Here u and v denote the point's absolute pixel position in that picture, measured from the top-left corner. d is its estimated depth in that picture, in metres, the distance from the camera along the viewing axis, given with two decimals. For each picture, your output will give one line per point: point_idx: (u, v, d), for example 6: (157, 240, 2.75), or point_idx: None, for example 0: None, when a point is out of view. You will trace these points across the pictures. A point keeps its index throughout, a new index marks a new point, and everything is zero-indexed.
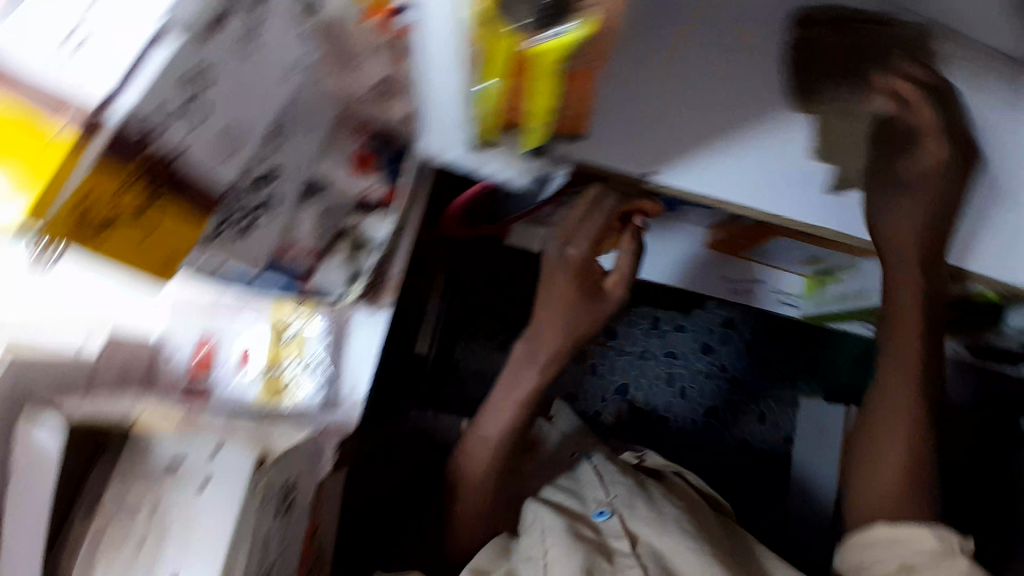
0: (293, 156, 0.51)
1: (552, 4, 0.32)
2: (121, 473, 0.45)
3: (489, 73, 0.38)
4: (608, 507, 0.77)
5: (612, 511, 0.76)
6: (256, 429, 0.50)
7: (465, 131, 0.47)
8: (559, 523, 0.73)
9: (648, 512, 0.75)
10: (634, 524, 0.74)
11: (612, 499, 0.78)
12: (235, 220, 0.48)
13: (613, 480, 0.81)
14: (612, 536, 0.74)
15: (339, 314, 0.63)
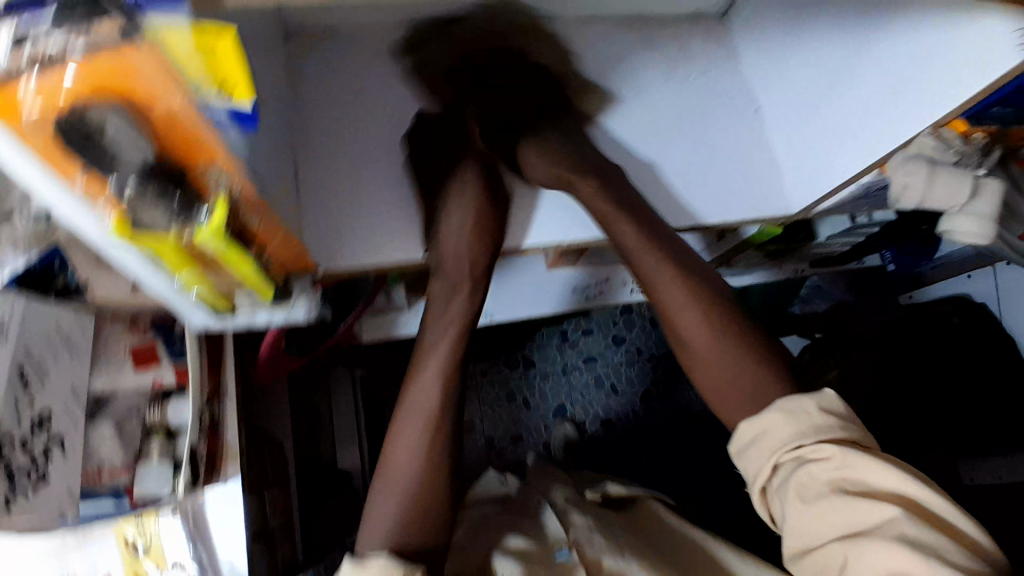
0: (59, 389, 0.53)
1: (180, 196, 0.35)
2: None
3: (172, 269, 0.40)
4: (569, 544, 0.68)
5: (572, 546, 0.67)
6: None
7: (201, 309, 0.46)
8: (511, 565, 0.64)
9: (604, 544, 0.68)
10: (594, 554, 0.66)
11: (574, 536, 0.69)
12: (24, 476, 0.48)
13: (570, 523, 0.72)
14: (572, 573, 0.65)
15: (188, 508, 0.59)
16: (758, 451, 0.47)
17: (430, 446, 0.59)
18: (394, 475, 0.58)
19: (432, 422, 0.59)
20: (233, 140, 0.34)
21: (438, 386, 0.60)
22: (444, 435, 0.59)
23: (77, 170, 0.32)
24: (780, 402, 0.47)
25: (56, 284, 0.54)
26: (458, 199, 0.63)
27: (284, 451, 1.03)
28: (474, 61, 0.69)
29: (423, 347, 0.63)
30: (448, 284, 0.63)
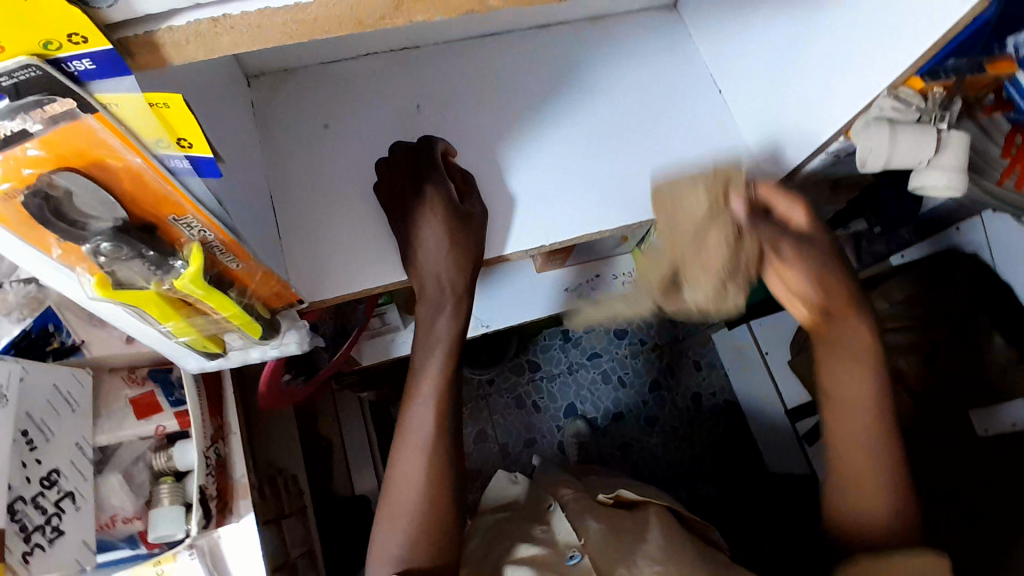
0: (64, 448, 0.53)
1: (155, 250, 0.36)
2: None
3: (158, 319, 0.41)
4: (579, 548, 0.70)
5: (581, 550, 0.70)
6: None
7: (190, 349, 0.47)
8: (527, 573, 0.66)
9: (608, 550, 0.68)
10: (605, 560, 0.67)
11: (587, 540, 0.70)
12: (38, 532, 0.49)
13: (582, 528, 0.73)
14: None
15: (204, 544, 0.59)
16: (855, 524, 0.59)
17: (428, 470, 0.63)
18: (398, 500, 0.63)
19: (431, 445, 0.64)
20: (196, 191, 0.35)
21: (433, 410, 0.64)
22: (446, 458, 0.64)
23: (52, 238, 0.33)
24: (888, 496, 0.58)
25: (53, 346, 0.56)
26: (429, 226, 0.62)
27: (298, 484, 1.02)
28: (434, 80, 0.70)
29: (414, 371, 0.66)
30: (434, 310, 0.65)
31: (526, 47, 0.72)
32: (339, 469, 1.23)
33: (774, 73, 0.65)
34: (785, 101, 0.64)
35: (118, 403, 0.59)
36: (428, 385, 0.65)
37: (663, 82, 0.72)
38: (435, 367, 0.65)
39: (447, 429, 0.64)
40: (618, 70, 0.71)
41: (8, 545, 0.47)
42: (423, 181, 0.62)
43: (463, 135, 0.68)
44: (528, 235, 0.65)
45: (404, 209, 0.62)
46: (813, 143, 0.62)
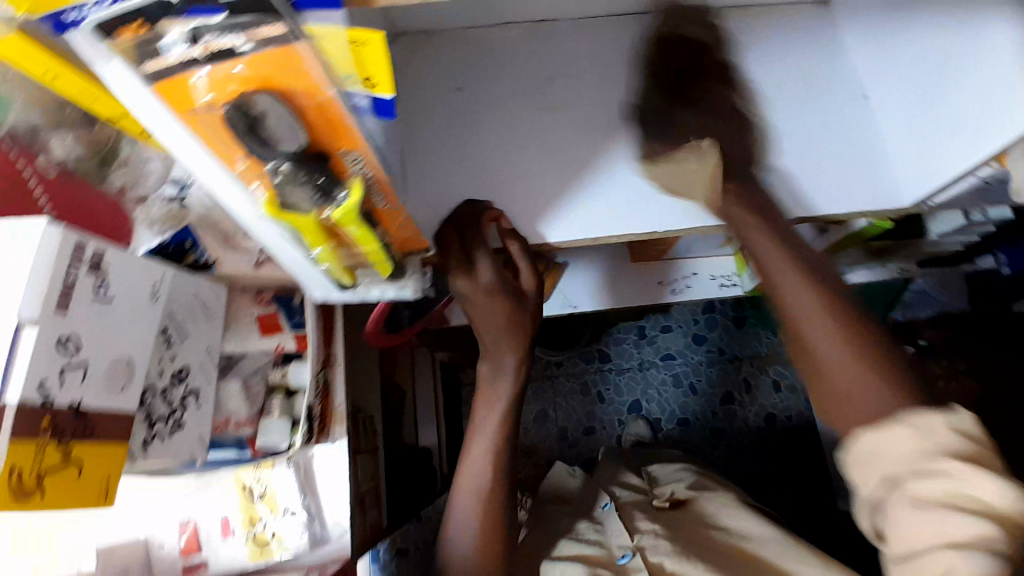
0: (195, 348, 0.58)
1: (325, 179, 0.39)
2: None
3: (310, 243, 0.45)
4: (633, 548, 0.70)
5: (636, 550, 0.70)
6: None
7: (322, 276, 0.51)
8: (578, 567, 0.67)
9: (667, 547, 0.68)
10: (659, 558, 0.67)
11: (639, 540, 0.71)
12: (161, 423, 0.53)
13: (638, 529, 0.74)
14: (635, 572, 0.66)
15: (301, 459, 0.64)
16: (871, 467, 0.46)
17: (484, 505, 0.67)
18: (456, 529, 0.68)
19: (485, 486, 0.67)
20: (368, 128, 0.38)
21: (491, 443, 0.68)
22: (499, 494, 0.68)
23: (242, 152, 0.37)
24: (910, 419, 0.45)
25: (188, 260, 0.61)
26: (489, 306, 0.63)
27: (374, 426, 1.08)
28: (566, 56, 0.71)
29: (482, 399, 0.69)
30: (491, 367, 0.68)
31: (663, 33, 0.71)
32: (408, 422, 1.28)
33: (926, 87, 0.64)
34: (932, 115, 0.64)
35: (245, 319, 0.64)
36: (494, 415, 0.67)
37: (806, 72, 0.72)
38: (500, 398, 0.68)
39: (500, 480, 0.68)
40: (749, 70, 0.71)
41: (133, 431, 0.50)
42: (477, 259, 0.62)
43: (590, 114, 0.69)
44: (640, 220, 0.65)
45: (461, 281, 0.63)
46: (948, 173, 0.62)
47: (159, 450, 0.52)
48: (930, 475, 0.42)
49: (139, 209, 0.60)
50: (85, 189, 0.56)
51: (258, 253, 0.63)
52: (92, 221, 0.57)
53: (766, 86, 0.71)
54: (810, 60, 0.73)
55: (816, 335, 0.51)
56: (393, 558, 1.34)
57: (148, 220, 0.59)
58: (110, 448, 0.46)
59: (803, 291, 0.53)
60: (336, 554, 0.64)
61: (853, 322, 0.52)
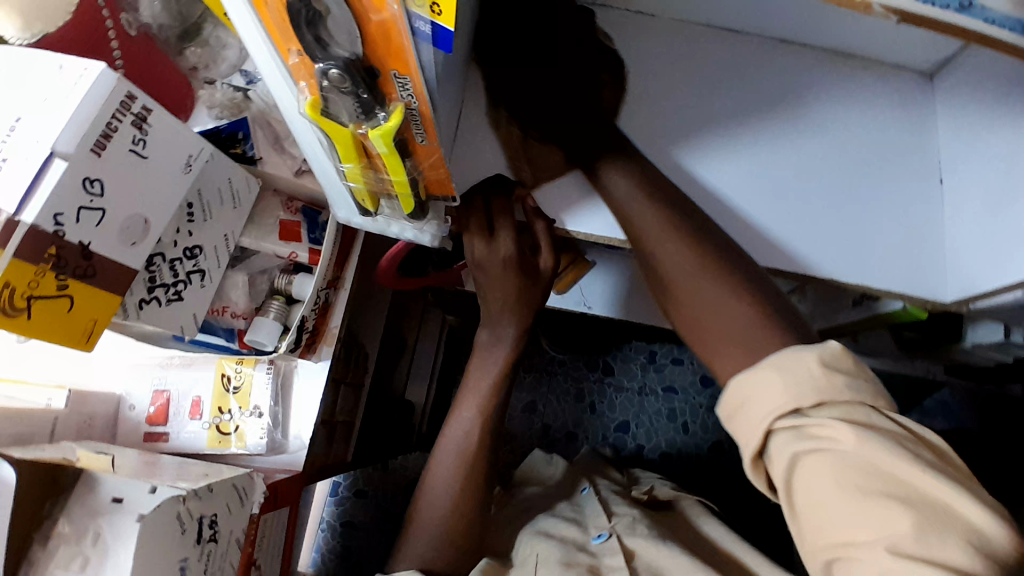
0: (215, 232, 0.59)
1: (369, 95, 0.40)
2: (76, 497, 0.51)
3: (342, 157, 0.45)
4: (609, 530, 0.69)
5: (611, 533, 0.68)
6: (203, 472, 0.58)
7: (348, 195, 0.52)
8: (551, 545, 0.66)
9: (647, 533, 0.68)
10: (633, 541, 0.67)
11: (615, 524, 0.69)
12: (162, 289, 0.55)
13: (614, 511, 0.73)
14: (607, 556, 0.65)
15: (281, 366, 0.67)
16: (748, 418, 0.42)
17: (466, 475, 0.66)
18: (433, 501, 0.66)
19: (471, 456, 0.67)
20: (424, 57, 0.38)
21: (477, 415, 0.68)
22: (481, 470, 0.67)
23: (298, 46, 0.37)
24: (774, 359, 0.42)
25: (236, 151, 0.62)
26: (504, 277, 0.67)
27: (366, 363, 1.10)
28: (651, 53, 0.69)
29: (467, 381, 0.70)
30: (491, 333, 0.70)
31: (755, 59, 0.69)
32: (400, 372, 1.30)
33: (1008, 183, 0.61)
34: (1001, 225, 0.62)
35: (269, 219, 0.65)
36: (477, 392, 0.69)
37: (888, 136, 0.69)
38: (486, 376, 0.69)
39: (484, 443, 0.67)
40: (830, 119, 0.68)
41: (132, 287, 0.53)
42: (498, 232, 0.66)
43: (656, 119, 0.67)
44: None
45: (481, 249, 0.67)
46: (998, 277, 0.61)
47: (152, 314, 0.54)
48: (808, 443, 0.38)
49: (204, 89, 0.62)
50: (160, 55, 0.59)
51: (299, 162, 0.64)
52: (162, 85, 0.59)
53: (843, 139, 0.68)
54: (895, 125, 0.70)
55: (698, 293, 0.53)
56: (350, 498, 1.36)
57: (211, 101, 0.61)
58: (104, 296, 0.48)
59: (679, 253, 0.56)
60: (287, 465, 0.66)
61: (700, 273, 0.54)
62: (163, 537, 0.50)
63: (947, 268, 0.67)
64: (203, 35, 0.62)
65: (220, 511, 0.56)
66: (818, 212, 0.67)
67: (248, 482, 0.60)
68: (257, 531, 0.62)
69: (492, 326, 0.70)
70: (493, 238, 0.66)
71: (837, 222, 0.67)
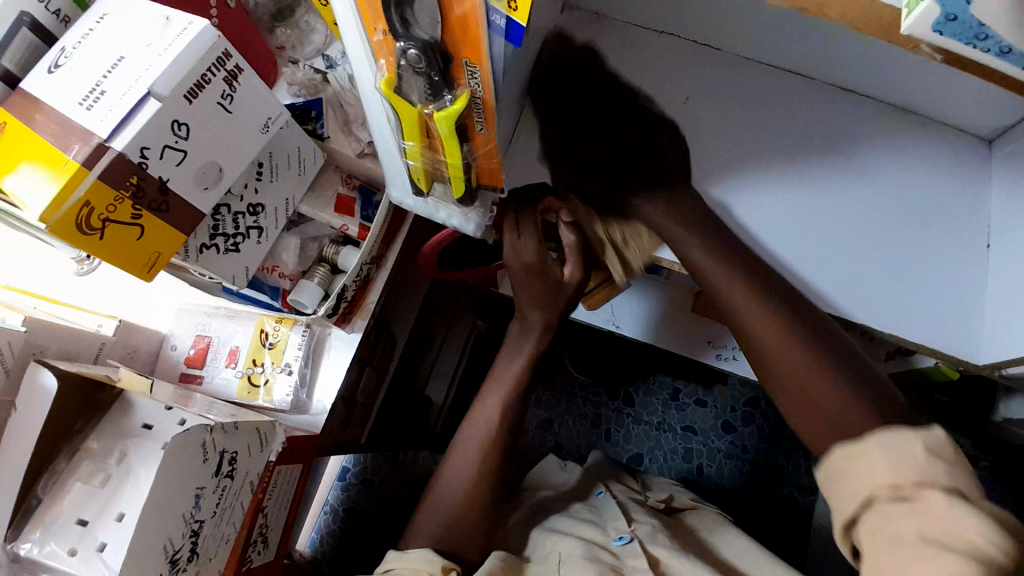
0: (277, 194, 0.64)
1: (439, 79, 0.43)
2: (110, 418, 0.55)
3: (405, 135, 0.48)
4: (629, 533, 0.68)
5: (632, 536, 0.68)
6: (232, 411, 0.61)
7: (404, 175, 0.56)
8: (573, 543, 0.67)
9: (667, 540, 0.68)
10: (656, 548, 0.66)
11: (635, 529, 0.69)
12: (222, 238, 0.60)
13: (633, 517, 0.72)
14: (629, 557, 0.65)
15: (316, 331, 0.70)
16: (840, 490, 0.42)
17: (482, 466, 0.67)
18: (448, 489, 0.66)
19: (490, 447, 0.68)
20: (495, 49, 0.40)
21: (498, 410, 0.69)
22: (497, 466, 0.68)
23: (383, 25, 0.41)
24: (879, 436, 0.41)
25: (307, 127, 0.67)
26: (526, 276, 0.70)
27: (392, 351, 1.13)
28: (708, 84, 0.70)
29: (490, 380, 0.72)
30: (520, 327, 0.73)
31: (812, 102, 0.70)
32: (424, 367, 1.33)
33: None
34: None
35: (327, 192, 0.69)
36: (499, 390, 0.70)
37: (937, 198, 0.69)
38: (512, 372, 0.71)
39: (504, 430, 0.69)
40: (880, 172, 0.69)
41: (196, 230, 0.57)
42: (529, 231, 0.68)
43: (705, 148, 0.69)
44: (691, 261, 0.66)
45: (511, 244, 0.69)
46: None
47: (209, 259, 0.58)
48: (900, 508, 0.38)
49: (287, 67, 0.68)
50: (253, 30, 0.64)
51: (364, 145, 0.67)
52: (249, 56, 0.64)
53: (889, 193, 0.69)
54: (947, 187, 0.69)
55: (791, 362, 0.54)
56: (356, 485, 1.38)
57: (292, 78, 0.67)
58: (171, 233, 0.52)
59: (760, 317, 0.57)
60: (305, 425, 0.69)
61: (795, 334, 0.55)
62: (185, 462, 0.53)
63: (982, 333, 0.67)
64: (294, 17, 0.68)
65: (242, 451, 0.59)
66: (852, 261, 0.68)
67: (271, 429, 0.63)
68: (270, 480, 0.66)
69: (522, 318, 0.73)
70: (520, 237, 0.68)
71: (872, 272, 0.68)
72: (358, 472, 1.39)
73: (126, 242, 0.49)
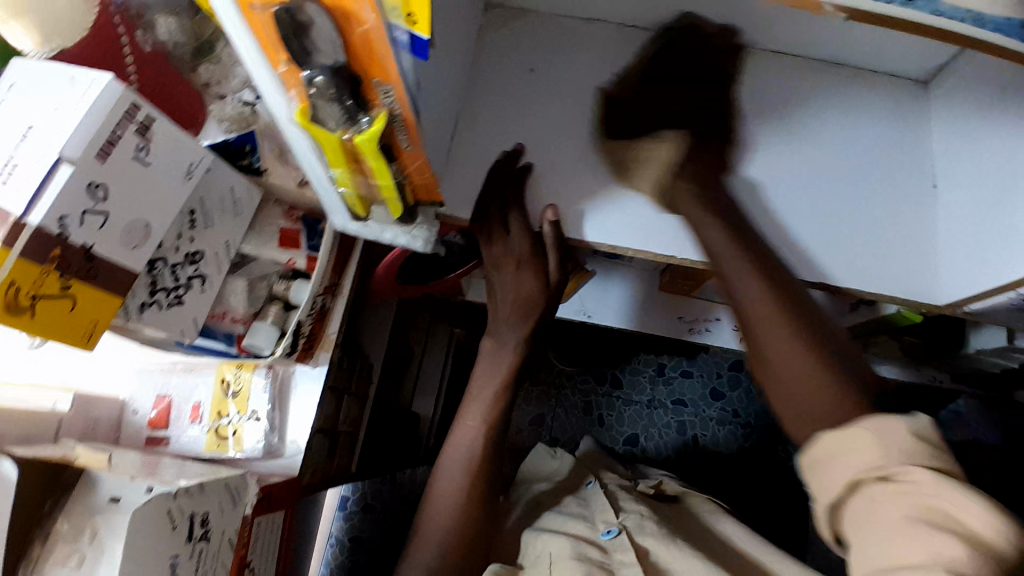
0: (215, 239, 0.62)
1: (353, 102, 0.41)
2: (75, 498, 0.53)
3: (330, 162, 0.47)
4: (617, 525, 0.68)
5: (620, 528, 0.68)
6: (200, 472, 0.60)
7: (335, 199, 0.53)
8: (563, 541, 0.66)
9: (658, 530, 0.68)
10: (644, 539, 0.66)
11: (623, 519, 0.69)
12: (163, 293, 0.57)
13: (622, 507, 0.72)
14: (618, 552, 0.65)
15: (279, 371, 0.68)
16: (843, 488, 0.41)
17: (468, 490, 0.66)
18: (436, 513, 0.66)
19: (473, 468, 0.67)
20: (404, 65, 0.40)
21: (479, 434, 0.68)
22: (484, 482, 0.67)
23: (284, 56, 0.39)
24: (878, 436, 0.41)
25: (243, 163, 0.65)
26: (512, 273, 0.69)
27: (370, 374, 1.11)
28: (639, 63, 0.70)
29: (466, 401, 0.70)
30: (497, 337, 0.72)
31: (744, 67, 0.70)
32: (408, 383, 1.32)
33: (997, 192, 0.61)
34: (988, 233, 0.62)
35: (269, 228, 0.67)
36: (478, 411, 0.69)
37: (881, 144, 0.70)
38: (489, 392, 0.70)
39: (489, 452, 0.68)
40: (821, 126, 0.69)
41: (134, 288, 0.55)
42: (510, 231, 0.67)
43: None
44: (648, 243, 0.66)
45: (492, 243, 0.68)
46: (994, 281, 0.60)
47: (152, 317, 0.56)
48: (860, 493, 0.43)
49: (215, 104, 0.64)
50: (176, 75, 0.62)
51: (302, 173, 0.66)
52: (172, 102, 0.62)
53: (832, 146, 0.69)
54: (890, 133, 0.70)
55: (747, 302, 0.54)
56: (358, 513, 1.36)
57: (219, 114, 0.63)
58: (104, 297, 0.50)
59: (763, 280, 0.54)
60: (283, 468, 0.67)
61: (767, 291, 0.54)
62: (153, 533, 0.51)
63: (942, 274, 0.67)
64: None
65: (213, 512, 0.57)
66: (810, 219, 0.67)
67: (242, 483, 0.61)
68: (250, 533, 0.64)
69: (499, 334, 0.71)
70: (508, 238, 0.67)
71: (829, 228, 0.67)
72: (357, 499, 1.37)
73: (59, 315, 0.47)
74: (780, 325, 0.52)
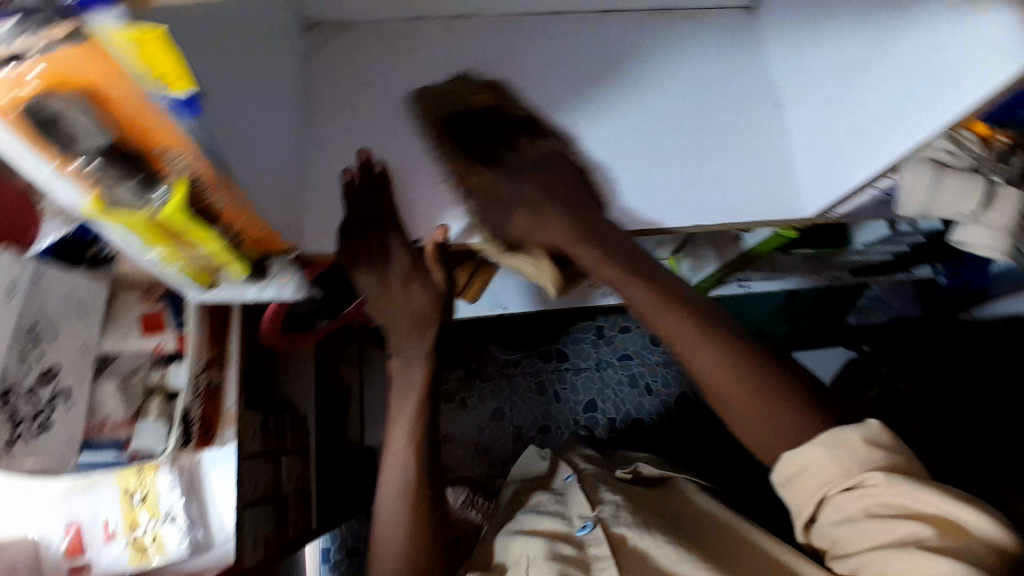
0: (67, 348, 0.56)
1: (140, 176, 0.38)
2: None
3: (148, 243, 0.43)
4: (592, 519, 0.66)
5: (595, 522, 0.66)
6: None
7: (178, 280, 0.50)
8: (533, 542, 0.64)
9: (632, 520, 0.65)
10: (619, 529, 0.64)
11: (598, 512, 0.67)
12: (25, 424, 0.51)
13: (599, 499, 0.71)
14: (593, 546, 0.62)
15: (184, 463, 0.64)
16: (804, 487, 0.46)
17: (411, 515, 0.59)
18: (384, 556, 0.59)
19: (412, 492, 0.59)
20: (186, 128, 0.36)
21: (411, 454, 0.60)
22: (428, 502, 0.60)
23: (46, 155, 0.34)
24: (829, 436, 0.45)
25: (90, 254, 0.58)
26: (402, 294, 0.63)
27: (306, 425, 1.07)
28: (472, 54, 0.72)
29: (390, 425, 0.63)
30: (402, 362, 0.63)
31: (571, 34, 0.73)
32: (354, 418, 1.29)
33: (829, 96, 0.65)
34: (831, 136, 0.65)
35: (127, 318, 0.62)
36: (401, 431, 0.61)
37: (718, 75, 0.73)
38: (408, 410, 0.61)
39: (429, 472, 0.61)
40: (656, 70, 0.72)
41: None
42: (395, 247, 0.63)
43: None
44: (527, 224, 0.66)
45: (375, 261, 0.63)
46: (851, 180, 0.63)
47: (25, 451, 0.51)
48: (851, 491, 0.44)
49: None
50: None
51: None
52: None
53: (672, 88, 0.72)
54: (724, 62, 0.73)
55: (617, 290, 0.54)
56: None
57: None
58: None
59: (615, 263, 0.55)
60: (219, 559, 0.63)
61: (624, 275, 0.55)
62: None
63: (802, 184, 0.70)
64: None
65: None
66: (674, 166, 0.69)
67: None
68: None
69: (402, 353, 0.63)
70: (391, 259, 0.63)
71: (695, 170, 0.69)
72: None
73: None
74: (671, 314, 0.52)
